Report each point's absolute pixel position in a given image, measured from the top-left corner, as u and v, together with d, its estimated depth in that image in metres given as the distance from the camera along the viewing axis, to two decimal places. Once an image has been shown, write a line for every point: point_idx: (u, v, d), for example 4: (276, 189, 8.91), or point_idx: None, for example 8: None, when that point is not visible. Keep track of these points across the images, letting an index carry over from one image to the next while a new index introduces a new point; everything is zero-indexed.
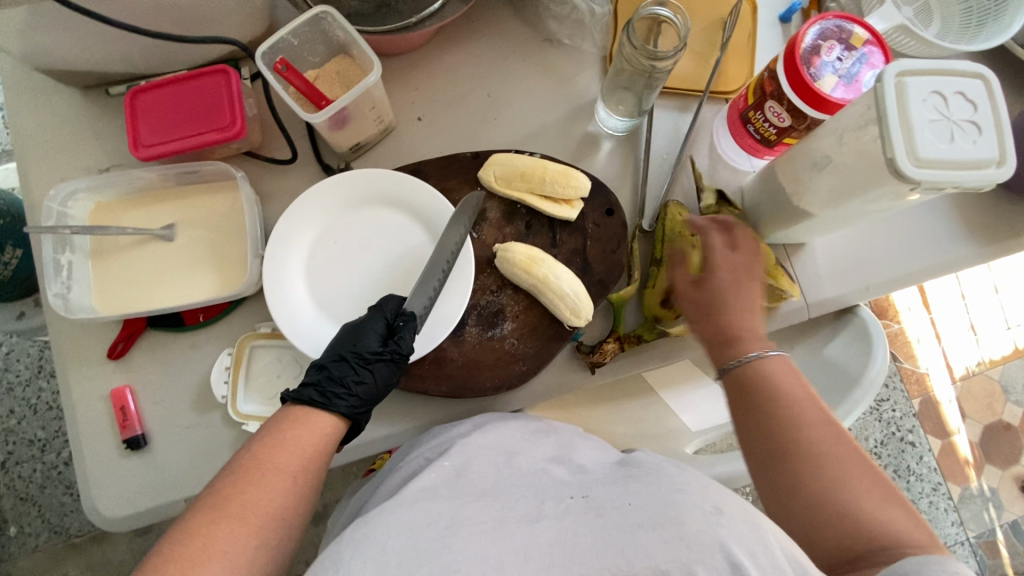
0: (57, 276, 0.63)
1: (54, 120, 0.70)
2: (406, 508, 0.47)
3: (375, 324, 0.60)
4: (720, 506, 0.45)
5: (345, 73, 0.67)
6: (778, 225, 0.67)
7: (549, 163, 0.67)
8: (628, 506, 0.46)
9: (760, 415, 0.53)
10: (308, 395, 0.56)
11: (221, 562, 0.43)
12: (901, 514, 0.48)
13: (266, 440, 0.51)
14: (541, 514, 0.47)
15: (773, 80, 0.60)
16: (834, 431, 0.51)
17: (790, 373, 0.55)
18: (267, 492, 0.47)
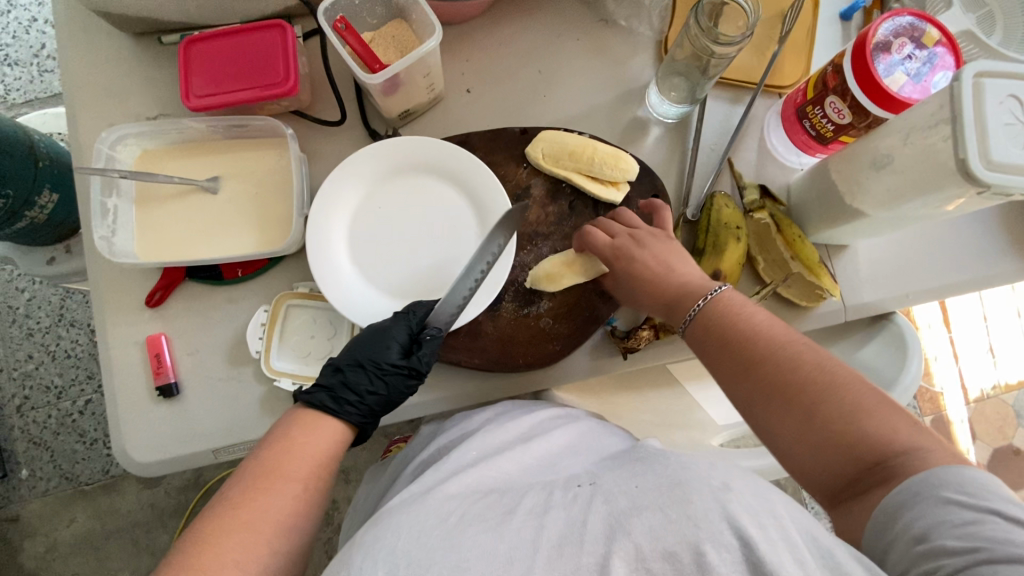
0: (103, 219, 0.64)
1: (106, 64, 0.70)
2: (414, 512, 0.46)
3: (395, 334, 0.60)
4: (729, 481, 0.42)
5: (401, 37, 0.66)
6: (824, 225, 0.66)
7: (599, 144, 0.66)
8: (633, 491, 0.45)
9: (728, 350, 0.51)
10: (320, 399, 0.58)
11: (232, 568, 0.45)
12: (907, 427, 0.43)
13: (276, 446, 0.53)
14: (548, 505, 0.46)
15: (837, 74, 0.59)
16: (796, 353, 0.48)
17: (748, 309, 0.53)
18: (278, 498, 0.49)
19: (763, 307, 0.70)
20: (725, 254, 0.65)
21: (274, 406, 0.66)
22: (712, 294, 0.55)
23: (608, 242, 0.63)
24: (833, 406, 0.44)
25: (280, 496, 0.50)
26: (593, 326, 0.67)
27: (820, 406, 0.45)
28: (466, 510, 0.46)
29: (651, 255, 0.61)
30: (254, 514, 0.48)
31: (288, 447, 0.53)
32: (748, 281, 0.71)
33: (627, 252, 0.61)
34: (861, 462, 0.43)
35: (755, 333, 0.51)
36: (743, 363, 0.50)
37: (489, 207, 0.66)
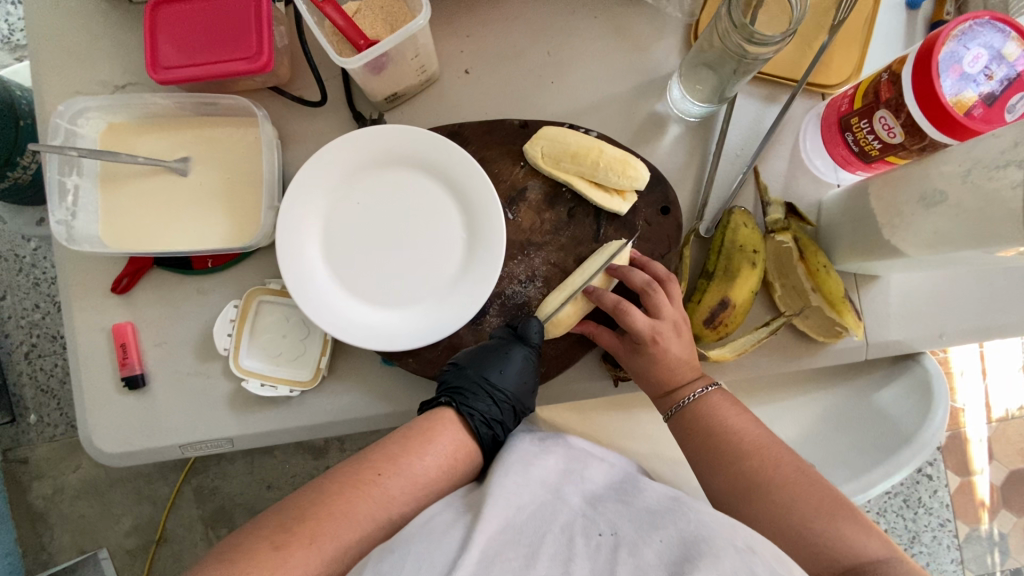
0: (62, 202, 0.60)
1: (70, 24, 0.64)
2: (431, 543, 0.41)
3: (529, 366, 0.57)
4: (752, 542, 0.41)
5: (390, 9, 0.58)
6: (855, 256, 0.58)
7: (606, 146, 0.59)
8: (659, 545, 0.42)
9: (713, 445, 0.53)
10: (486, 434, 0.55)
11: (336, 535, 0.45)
12: (872, 538, 0.46)
13: (413, 436, 0.51)
14: (571, 552, 0.41)
15: (892, 84, 0.50)
16: (775, 456, 0.51)
17: (736, 408, 0.55)
18: (397, 487, 0.48)
19: (775, 338, 0.63)
20: (737, 281, 0.58)
21: (242, 406, 0.63)
22: (707, 388, 0.55)
23: (649, 324, 0.56)
24: (806, 511, 0.47)
25: (398, 484, 0.48)
26: (587, 348, 0.62)
27: (793, 508, 0.48)
28: (485, 546, 0.41)
29: (683, 354, 0.56)
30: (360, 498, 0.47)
31: (423, 447, 0.51)
32: (761, 308, 0.63)
33: (665, 343, 0.56)
34: (835, 567, 0.45)
35: (740, 432, 0.53)
36: (726, 460, 0.52)
37: (476, 206, 0.60)
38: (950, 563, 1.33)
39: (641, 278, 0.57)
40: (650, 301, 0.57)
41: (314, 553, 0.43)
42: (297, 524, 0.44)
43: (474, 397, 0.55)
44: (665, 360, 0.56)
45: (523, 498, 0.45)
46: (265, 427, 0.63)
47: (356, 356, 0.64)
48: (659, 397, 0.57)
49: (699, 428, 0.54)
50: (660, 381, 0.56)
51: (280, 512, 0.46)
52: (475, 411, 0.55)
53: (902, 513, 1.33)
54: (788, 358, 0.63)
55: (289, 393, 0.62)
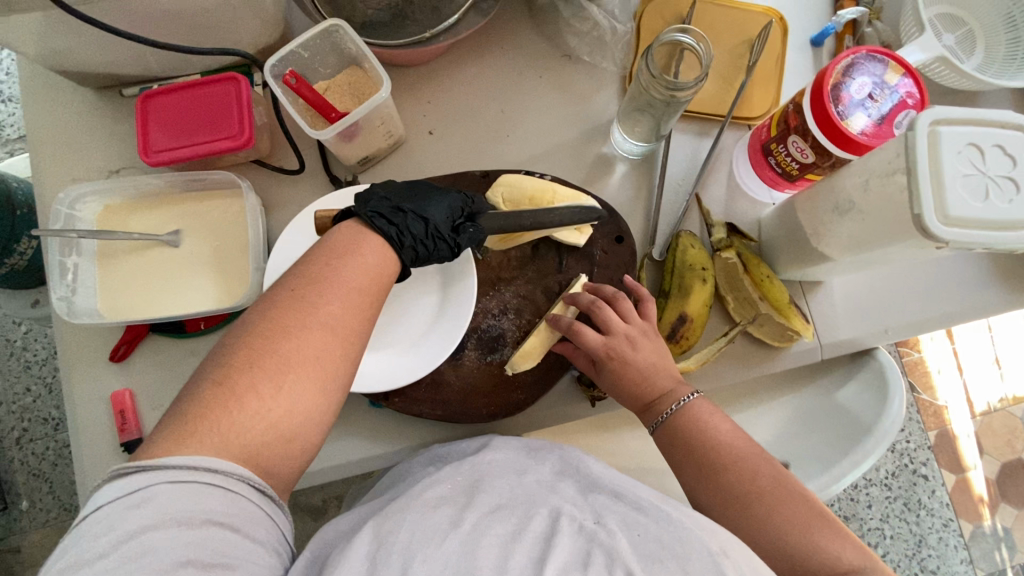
0: (62, 280, 0.64)
1: (68, 119, 0.70)
2: (422, 519, 0.47)
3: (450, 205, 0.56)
4: (726, 547, 0.44)
5: (356, 85, 0.66)
6: (794, 265, 0.64)
7: (559, 187, 0.66)
8: (636, 537, 0.46)
9: (694, 459, 0.53)
10: (391, 233, 0.50)
11: (270, 404, 0.39)
12: (847, 546, 0.48)
13: (328, 251, 0.47)
14: (554, 532, 0.46)
15: (797, 113, 0.58)
16: (753, 466, 0.52)
17: (716, 416, 0.55)
18: (329, 302, 0.43)
19: (735, 347, 0.68)
20: (691, 296, 0.63)
21: None
22: (692, 396, 0.56)
23: (601, 340, 0.59)
24: (784, 525, 0.49)
25: (332, 302, 0.43)
26: (561, 371, 0.66)
27: (772, 522, 0.49)
28: (478, 518, 0.47)
29: (646, 358, 0.58)
30: (294, 326, 0.41)
31: (340, 257, 0.46)
32: (718, 320, 0.69)
33: (622, 355, 0.58)
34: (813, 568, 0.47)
35: (719, 444, 0.53)
36: (707, 474, 0.52)
37: None
38: (960, 564, 1.33)
39: (587, 296, 0.61)
40: (600, 315, 0.60)
41: (270, 389, 0.39)
42: (247, 363, 0.40)
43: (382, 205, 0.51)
44: (627, 372, 0.58)
45: (515, 491, 0.52)
46: None
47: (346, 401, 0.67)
48: (642, 412, 0.59)
49: (681, 441, 0.54)
50: (630, 388, 0.58)
51: (184, 402, 0.38)
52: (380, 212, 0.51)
53: (905, 518, 1.33)
54: (749, 364, 0.68)
55: None
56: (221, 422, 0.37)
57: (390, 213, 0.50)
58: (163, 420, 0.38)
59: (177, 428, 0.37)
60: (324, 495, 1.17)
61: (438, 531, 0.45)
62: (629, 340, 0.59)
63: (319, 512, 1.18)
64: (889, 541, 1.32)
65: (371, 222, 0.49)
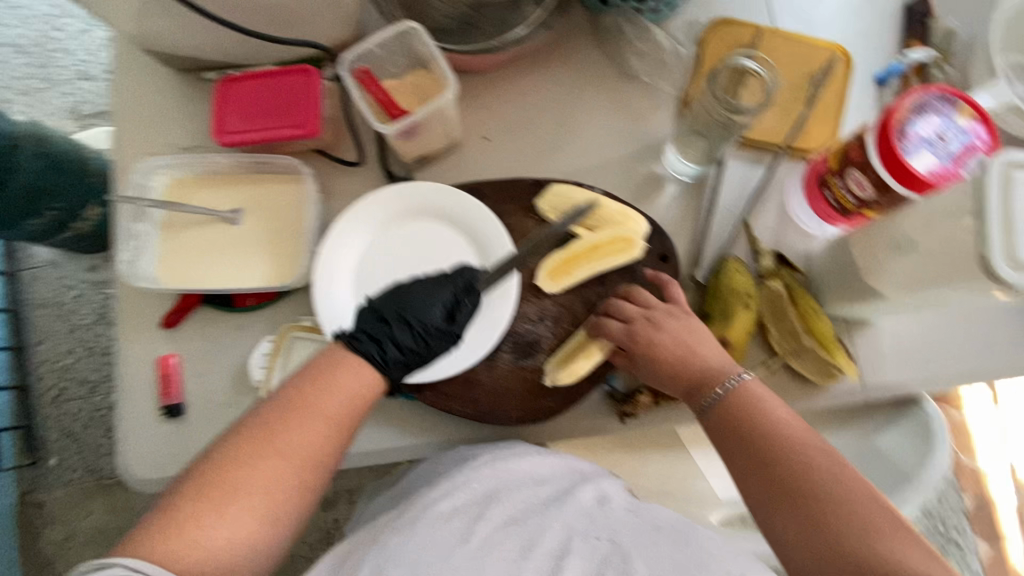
0: (129, 243, 0.68)
1: (149, 96, 0.75)
2: (431, 530, 0.54)
3: (441, 297, 0.61)
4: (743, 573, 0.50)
5: (421, 87, 0.68)
6: (842, 300, 0.63)
7: (608, 201, 0.67)
8: (651, 559, 0.52)
9: (747, 445, 0.51)
10: (373, 352, 0.57)
11: (244, 504, 0.47)
12: (918, 555, 0.42)
13: (306, 379, 0.54)
14: (567, 551, 0.53)
15: (860, 147, 0.57)
16: (813, 459, 0.48)
17: (773, 401, 0.53)
18: (278, 465, 0.49)
19: (774, 378, 0.66)
20: (733, 323, 0.63)
21: None
22: (742, 378, 0.55)
23: (624, 329, 0.62)
24: (844, 521, 0.44)
25: (295, 439, 0.50)
26: (594, 385, 0.65)
27: (830, 518, 0.45)
28: (486, 537, 0.54)
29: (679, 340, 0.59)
30: (275, 439, 0.50)
31: (328, 380, 0.54)
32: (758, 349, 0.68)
33: (647, 338, 0.60)
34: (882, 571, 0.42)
35: (776, 432, 0.50)
36: (759, 461, 0.49)
37: (490, 249, 0.67)
38: None
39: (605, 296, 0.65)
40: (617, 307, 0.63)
41: (213, 518, 0.46)
42: (194, 492, 0.47)
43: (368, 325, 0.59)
44: (657, 354, 0.59)
45: (529, 505, 0.58)
46: None
47: None
48: (687, 395, 0.58)
49: (735, 425, 0.52)
50: (666, 370, 0.59)
51: (191, 473, 0.49)
52: (363, 331, 0.59)
53: None
54: (786, 398, 0.66)
55: None
56: (189, 537, 0.45)
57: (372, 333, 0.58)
58: (157, 507, 0.48)
59: (172, 519, 0.46)
60: (337, 486, 1.18)
61: (449, 545, 0.53)
62: (655, 322, 0.61)
63: (331, 502, 1.19)
64: None
65: (355, 344, 0.57)
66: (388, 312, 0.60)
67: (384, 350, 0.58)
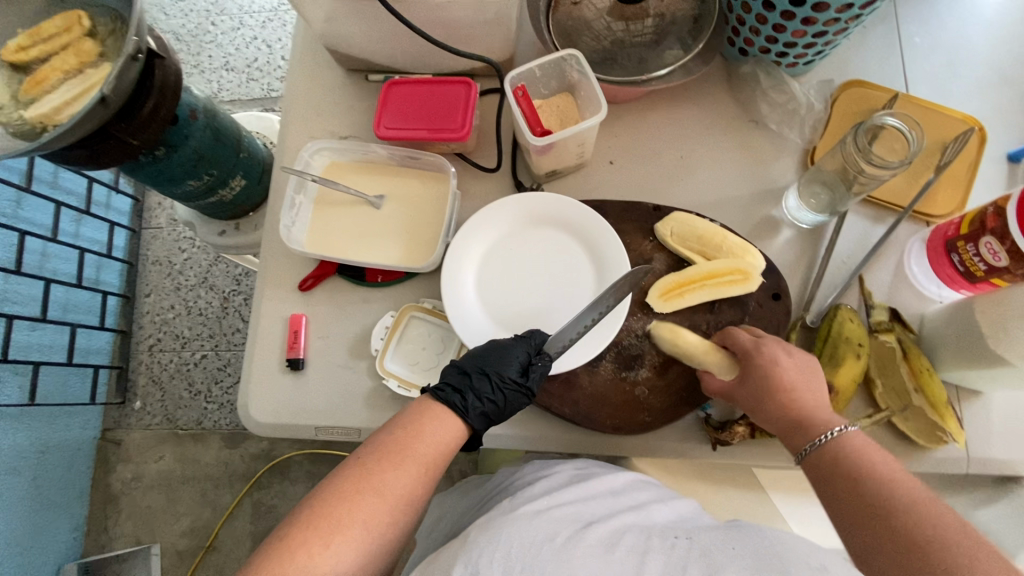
0: (288, 211, 0.77)
1: (321, 89, 0.85)
2: (524, 525, 0.47)
3: (516, 355, 0.64)
4: (828, 565, 0.43)
5: (565, 109, 0.75)
6: (959, 365, 0.63)
7: (729, 234, 0.70)
8: (733, 552, 0.45)
9: (860, 495, 0.48)
10: (455, 400, 0.61)
11: (347, 544, 0.49)
12: None
13: (402, 425, 0.58)
14: (648, 548, 0.46)
15: (998, 216, 0.58)
16: (936, 513, 0.44)
17: (881, 453, 0.51)
18: (376, 508, 0.52)
19: (874, 433, 0.66)
20: (842, 369, 0.64)
21: (375, 402, 0.73)
22: (839, 431, 0.53)
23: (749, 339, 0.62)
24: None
25: (396, 482, 0.53)
26: (690, 406, 0.67)
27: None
28: (573, 533, 0.47)
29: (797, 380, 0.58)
30: (371, 484, 0.52)
31: (419, 434, 0.58)
32: (862, 401, 0.67)
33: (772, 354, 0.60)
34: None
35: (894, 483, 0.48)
36: (876, 514, 0.46)
37: (608, 263, 0.71)
38: None
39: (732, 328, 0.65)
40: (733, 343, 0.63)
41: (320, 547, 0.48)
42: (303, 530, 0.49)
43: (451, 375, 0.63)
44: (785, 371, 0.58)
45: (611, 510, 0.51)
46: None
47: None
48: (792, 431, 0.56)
49: (842, 475, 0.50)
50: (777, 407, 0.57)
51: (302, 508, 0.51)
52: (444, 381, 0.63)
53: None
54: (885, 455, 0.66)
55: None
56: (293, 571, 0.47)
57: (455, 385, 0.62)
58: (267, 544, 0.49)
59: (279, 549, 0.48)
60: None
61: (536, 540, 0.45)
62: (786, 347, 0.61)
63: None
64: None
65: (437, 393, 0.62)
66: (472, 364, 0.64)
67: (464, 400, 0.61)
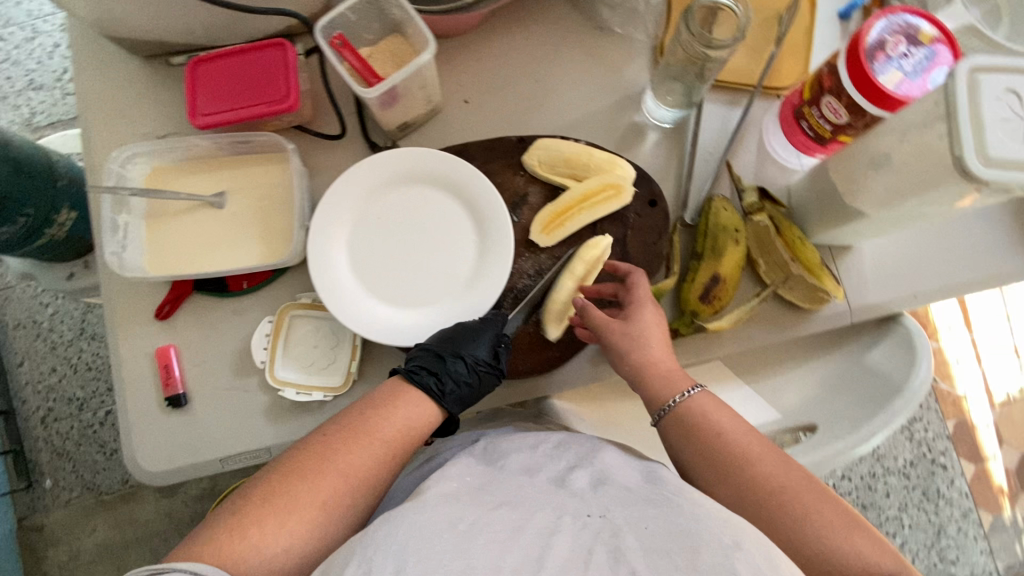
0: (114, 236, 0.66)
1: (117, 86, 0.73)
2: (427, 511, 0.46)
3: (487, 338, 0.61)
4: (739, 539, 0.45)
5: (398, 52, 0.68)
6: (826, 226, 0.65)
7: (594, 150, 0.68)
8: (644, 533, 0.46)
9: (712, 458, 0.53)
10: (431, 383, 0.57)
11: (299, 522, 0.45)
12: (877, 549, 0.48)
13: (365, 406, 0.54)
14: (557, 528, 0.46)
15: (831, 74, 0.59)
16: (776, 475, 0.51)
17: (724, 411, 0.56)
18: (337, 483, 0.48)
19: (766, 310, 0.69)
20: (724, 258, 0.65)
21: (277, 415, 0.68)
22: (693, 390, 0.57)
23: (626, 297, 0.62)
24: (818, 525, 0.48)
25: (362, 457, 0.50)
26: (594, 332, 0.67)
27: (806, 523, 0.49)
28: (477, 517, 0.46)
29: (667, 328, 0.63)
30: (331, 459, 0.49)
31: (390, 408, 0.54)
32: (749, 283, 0.70)
33: (633, 313, 0.61)
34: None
35: (741, 447, 0.53)
36: (730, 474, 0.52)
37: (484, 210, 0.67)
38: (979, 554, 1.30)
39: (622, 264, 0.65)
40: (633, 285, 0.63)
41: (273, 526, 0.44)
42: (261, 502, 0.45)
43: (426, 357, 0.58)
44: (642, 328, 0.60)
45: (524, 491, 0.51)
46: (301, 433, 0.67)
47: (383, 360, 0.69)
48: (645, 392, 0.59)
49: (699, 438, 0.54)
50: (658, 350, 0.59)
51: (251, 493, 0.47)
52: (420, 365, 0.58)
53: (923, 507, 1.31)
54: (780, 327, 0.69)
55: (324, 398, 0.67)
56: (238, 552, 0.42)
57: (433, 367, 0.58)
58: (208, 523, 0.45)
59: (222, 526, 0.44)
60: None
61: (437, 530, 0.44)
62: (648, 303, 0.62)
63: None
64: (907, 530, 1.30)
65: (413, 377, 0.57)
66: (443, 343, 0.60)
67: (440, 383, 0.58)
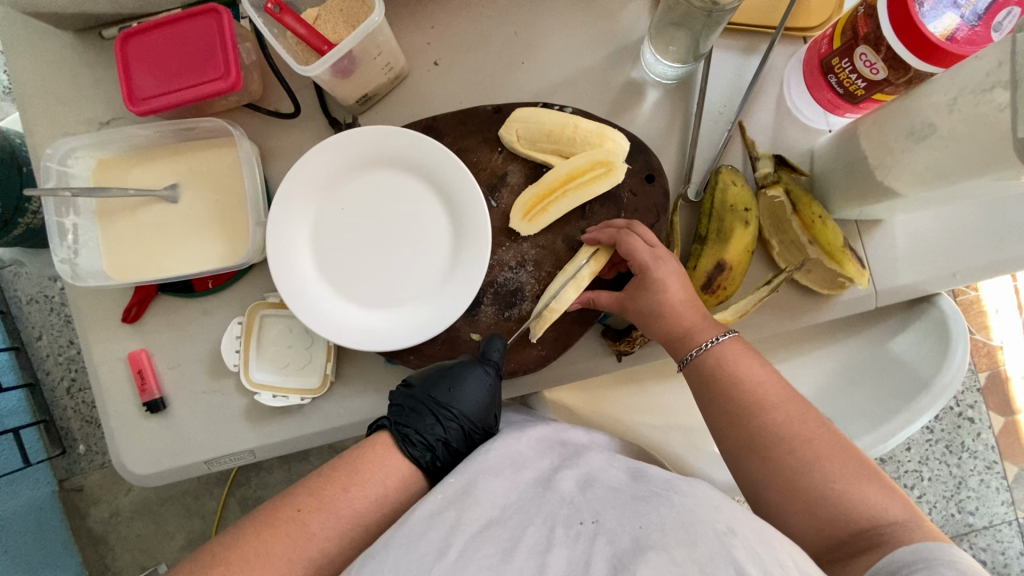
0: (63, 242, 0.62)
1: (51, 66, 0.66)
2: (413, 540, 0.42)
3: (487, 396, 0.57)
4: (733, 526, 0.41)
5: (348, 10, 0.58)
6: (851, 202, 0.56)
7: (581, 120, 0.59)
8: (639, 530, 0.42)
9: (728, 398, 0.51)
10: (426, 459, 0.53)
11: None
12: (894, 502, 0.44)
13: (347, 466, 0.50)
14: (550, 543, 0.42)
15: (869, 17, 0.48)
16: (796, 415, 0.49)
17: (756, 362, 0.52)
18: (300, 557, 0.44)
19: (778, 295, 0.62)
20: (731, 242, 0.57)
21: (258, 418, 0.66)
22: (721, 337, 0.53)
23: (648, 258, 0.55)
24: (828, 470, 0.45)
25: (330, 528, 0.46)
26: (583, 326, 0.61)
27: (813, 467, 0.46)
28: (464, 543, 0.42)
29: (682, 297, 0.54)
30: (297, 527, 0.45)
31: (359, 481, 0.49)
32: (761, 266, 0.62)
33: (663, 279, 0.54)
34: (849, 528, 0.43)
35: (758, 390, 0.50)
36: (741, 416, 0.50)
37: (459, 202, 0.60)
38: (1000, 505, 1.23)
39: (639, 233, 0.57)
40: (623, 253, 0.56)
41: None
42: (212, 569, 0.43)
43: (422, 424, 0.54)
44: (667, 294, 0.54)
45: (510, 498, 0.47)
46: (282, 437, 0.65)
47: (361, 360, 0.66)
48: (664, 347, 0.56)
49: (715, 381, 0.52)
50: (676, 316, 0.54)
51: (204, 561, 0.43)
52: (414, 433, 0.53)
53: (945, 460, 1.24)
54: (792, 315, 0.62)
55: (301, 401, 0.64)
56: None
57: (428, 437, 0.54)
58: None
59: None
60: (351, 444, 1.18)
61: (423, 564, 0.40)
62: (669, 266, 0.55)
63: None
64: (926, 482, 1.24)
65: (406, 448, 0.53)
66: (437, 402, 0.56)
67: (434, 455, 0.54)
